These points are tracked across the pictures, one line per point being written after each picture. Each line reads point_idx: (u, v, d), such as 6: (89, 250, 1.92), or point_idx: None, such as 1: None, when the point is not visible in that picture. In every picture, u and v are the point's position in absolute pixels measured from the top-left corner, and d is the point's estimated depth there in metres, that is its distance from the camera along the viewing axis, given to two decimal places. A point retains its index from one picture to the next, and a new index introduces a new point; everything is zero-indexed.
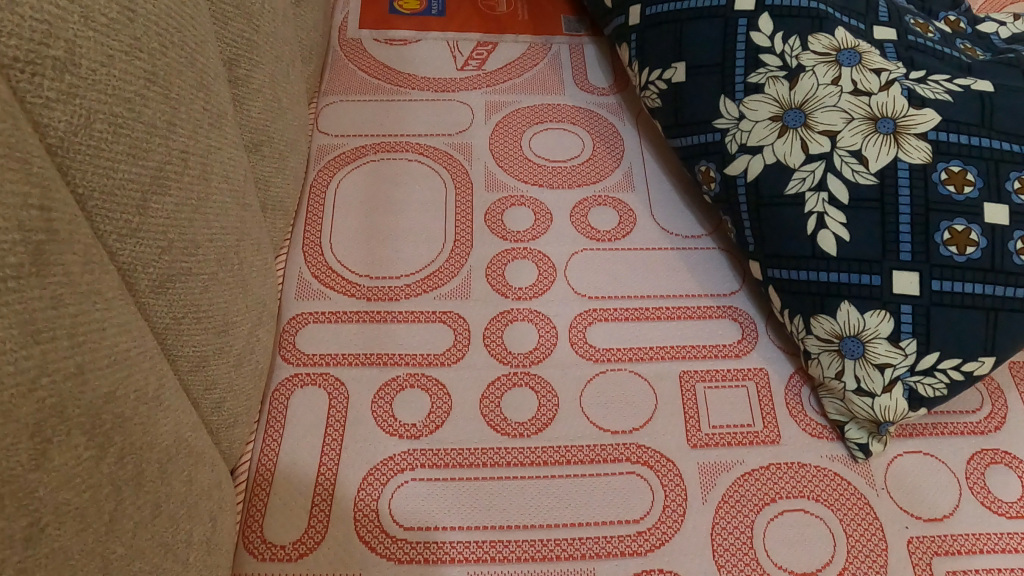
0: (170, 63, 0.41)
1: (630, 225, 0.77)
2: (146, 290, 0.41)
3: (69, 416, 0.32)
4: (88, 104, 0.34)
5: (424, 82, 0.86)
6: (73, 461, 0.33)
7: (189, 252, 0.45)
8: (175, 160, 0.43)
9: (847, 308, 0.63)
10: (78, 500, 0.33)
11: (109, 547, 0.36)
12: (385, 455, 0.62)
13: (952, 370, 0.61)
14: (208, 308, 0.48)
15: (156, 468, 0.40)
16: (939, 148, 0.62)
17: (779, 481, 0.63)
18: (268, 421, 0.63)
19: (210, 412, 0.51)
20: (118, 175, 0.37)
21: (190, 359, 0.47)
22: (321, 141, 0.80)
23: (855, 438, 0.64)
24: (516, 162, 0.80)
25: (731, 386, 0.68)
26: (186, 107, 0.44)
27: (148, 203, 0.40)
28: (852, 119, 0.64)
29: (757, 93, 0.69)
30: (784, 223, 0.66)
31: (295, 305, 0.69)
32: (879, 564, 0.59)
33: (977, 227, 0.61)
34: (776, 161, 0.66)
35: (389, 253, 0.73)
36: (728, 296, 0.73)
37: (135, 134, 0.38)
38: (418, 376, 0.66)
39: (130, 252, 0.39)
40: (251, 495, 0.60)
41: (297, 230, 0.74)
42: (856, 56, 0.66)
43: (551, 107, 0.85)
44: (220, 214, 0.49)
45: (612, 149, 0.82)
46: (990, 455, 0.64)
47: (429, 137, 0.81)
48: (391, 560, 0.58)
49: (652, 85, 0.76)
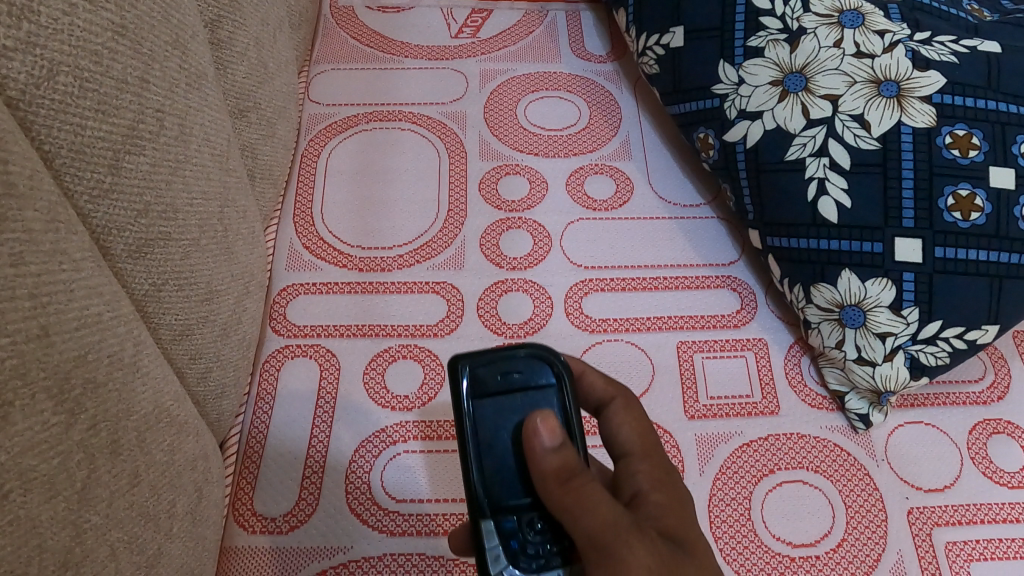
0: (140, 17, 0.40)
1: (627, 194, 0.75)
2: (122, 254, 0.40)
3: (34, 379, 0.31)
4: (49, 55, 0.33)
5: (417, 50, 0.84)
6: (39, 426, 0.32)
7: (168, 217, 0.44)
8: (149, 119, 0.41)
9: (848, 276, 0.61)
10: (46, 467, 0.32)
11: (82, 516, 0.35)
12: (378, 427, 0.61)
13: (955, 339, 0.60)
14: (191, 275, 0.47)
15: (134, 435, 0.39)
16: (943, 111, 0.61)
17: (777, 452, 0.62)
18: (258, 392, 0.62)
19: (195, 382, 0.50)
20: (86, 132, 0.36)
21: (171, 328, 0.46)
22: (312, 111, 0.78)
23: (855, 409, 0.63)
24: (511, 131, 0.78)
25: (730, 356, 0.66)
26: (161, 65, 0.42)
27: (121, 163, 0.39)
28: (854, 82, 0.63)
29: (757, 57, 0.67)
30: (784, 190, 0.64)
31: (285, 276, 0.68)
32: (879, 535, 0.58)
33: (982, 192, 0.59)
34: (776, 127, 0.65)
35: (381, 222, 0.72)
36: (728, 266, 0.71)
37: (103, 89, 0.37)
38: (411, 347, 0.65)
39: (103, 214, 0.38)
40: (240, 467, 0.59)
41: (288, 201, 0.72)
42: (859, 18, 0.64)
43: (547, 74, 0.83)
44: (201, 177, 0.48)
45: (609, 117, 0.81)
46: (992, 425, 0.63)
47: (422, 106, 0.79)
48: (383, 532, 0.57)
49: (650, 50, 0.74)
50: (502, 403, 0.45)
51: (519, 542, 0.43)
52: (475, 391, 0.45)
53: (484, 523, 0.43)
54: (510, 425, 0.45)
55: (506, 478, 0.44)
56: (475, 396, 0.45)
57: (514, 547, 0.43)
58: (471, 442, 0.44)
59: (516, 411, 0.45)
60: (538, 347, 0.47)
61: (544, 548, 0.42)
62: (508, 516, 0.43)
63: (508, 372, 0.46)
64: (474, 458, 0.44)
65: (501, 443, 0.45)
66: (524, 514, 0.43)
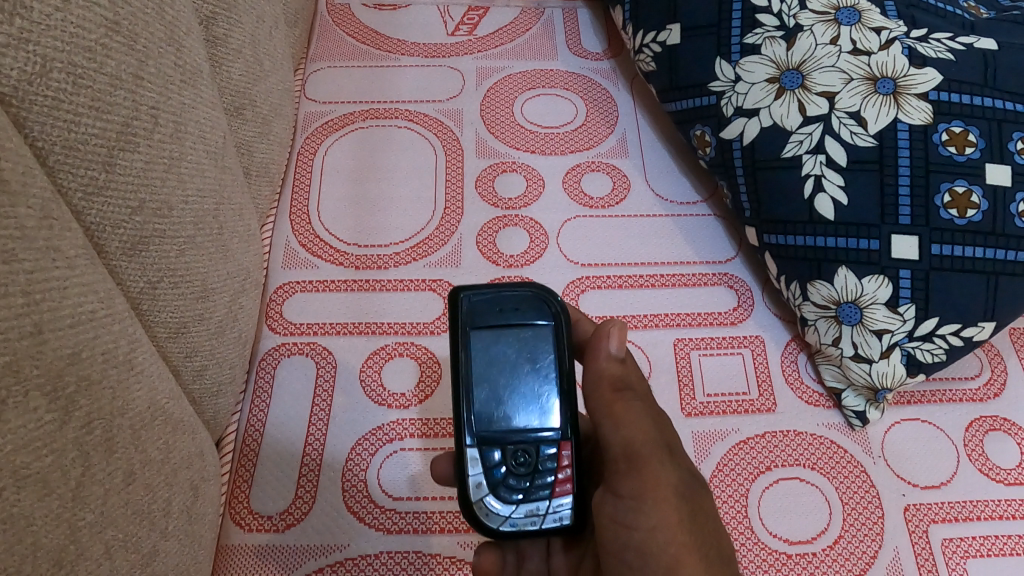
0: (134, 14, 0.40)
1: (624, 191, 0.75)
2: (116, 251, 0.40)
3: (27, 376, 0.31)
4: (43, 51, 0.33)
5: (413, 47, 0.83)
6: (33, 424, 0.32)
7: (163, 214, 0.44)
8: (144, 116, 0.41)
9: (845, 274, 0.61)
10: (40, 465, 0.32)
11: (76, 514, 0.35)
12: (374, 425, 0.61)
13: (951, 336, 0.60)
14: (186, 272, 0.47)
15: (129, 433, 0.39)
16: (939, 108, 0.61)
17: (774, 449, 0.62)
18: (254, 390, 0.62)
19: (191, 380, 0.50)
20: (80, 128, 0.36)
21: (167, 325, 0.46)
22: (308, 108, 0.78)
23: (852, 406, 0.63)
24: (507, 128, 0.78)
25: (727, 353, 0.66)
26: (155, 62, 0.42)
27: (115, 160, 0.39)
28: (850, 80, 0.63)
29: (753, 55, 0.67)
30: (781, 187, 0.64)
31: (281, 274, 0.68)
32: (876, 531, 0.59)
33: (978, 189, 0.59)
34: (773, 124, 0.65)
35: (377, 220, 0.72)
36: (724, 264, 0.71)
37: (96, 86, 0.37)
38: (407, 345, 0.65)
39: (97, 212, 0.38)
40: (237, 465, 0.59)
41: (284, 199, 0.72)
42: (855, 15, 0.64)
43: (544, 72, 0.83)
44: (196, 174, 0.48)
45: (605, 114, 0.80)
46: (989, 422, 0.63)
47: (419, 104, 0.79)
48: (380, 530, 0.57)
49: (646, 48, 0.74)
50: (496, 337, 0.48)
51: (502, 470, 0.47)
52: (472, 322, 0.48)
53: (469, 448, 0.47)
54: (502, 359, 0.48)
55: (494, 409, 0.47)
56: (472, 326, 0.48)
57: (497, 474, 0.47)
58: (463, 372, 0.47)
59: (508, 346, 0.48)
60: (536, 288, 0.50)
61: (524, 479, 0.47)
62: (491, 448, 0.47)
63: (505, 309, 0.49)
64: (465, 386, 0.47)
65: (492, 374, 0.48)
66: (508, 446, 0.47)
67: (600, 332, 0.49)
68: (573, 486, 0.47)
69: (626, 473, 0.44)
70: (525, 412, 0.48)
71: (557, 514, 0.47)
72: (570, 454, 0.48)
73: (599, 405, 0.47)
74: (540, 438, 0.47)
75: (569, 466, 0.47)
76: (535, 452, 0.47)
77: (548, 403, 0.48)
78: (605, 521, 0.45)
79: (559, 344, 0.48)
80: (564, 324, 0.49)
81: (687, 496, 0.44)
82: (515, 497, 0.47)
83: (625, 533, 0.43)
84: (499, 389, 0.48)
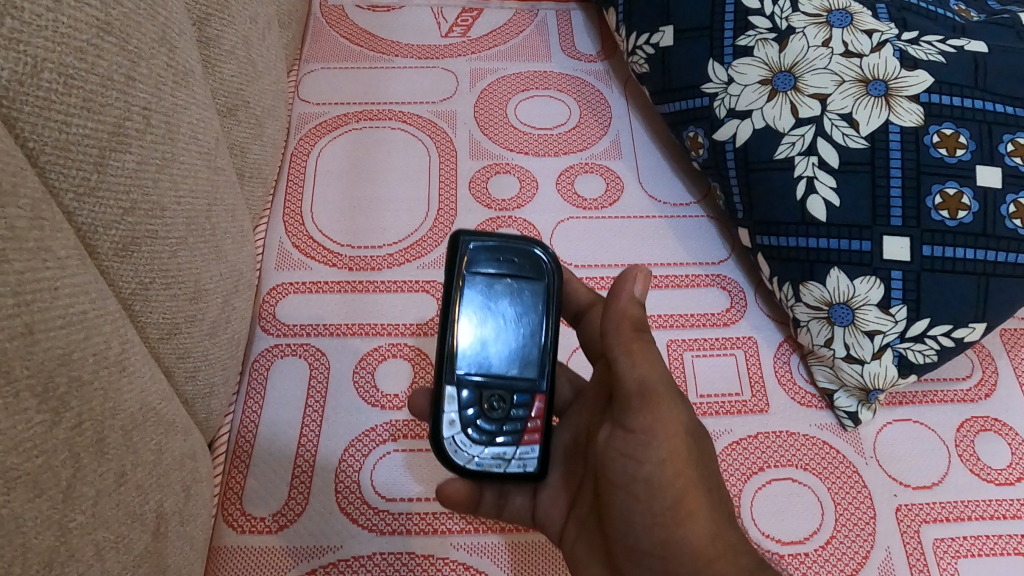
0: (126, 15, 0.40)
1: (617, 193, 0.75)
2: (108, 252, 0.40)
3: (17, 377, 0.31)
4: (33, 51, 0.33)
5: (406, 49, 0.83)
6: (23, 425, 0.32)
7: (155, 215, 0.44)
8: (137, 117, 0.41)
9: (837, 275, 0.61)
10: (30, 466, 0.32)
11: (67, 515, 0.35)
12: (368, 426, 0.61)
13: (943, 337, 0.60)
14: (179, 274, 0.47)
15: (120, 435, 0.39)
16: (930, 110, 0.61)
17: (766, 450, 0.62)
18: (247, 392, 0.62)
19: (184, 381, 0.50)
20: (72, 129, 0.36)
21: (160, 326, 0.46)
22: (302, 110, 0.78)
23: (844, 407, 0.63)
24: (501, 130, 0.78)
25: (719, 354, 0.67)
26: (147, 63, 0.42)
27: (106, 161, 0.39)
28: (842, 82, 0.63)
29: (746, 57, 0.67)
30: (773, 188, 0.64)
31: (275, 276, 0.68)
32: (868, 532, 0.59)
33: (969, 191, 0.59)
34: (765, 126, 0.65)
35: (371, 221, 0.72)
36: (717, 265, 0.72)
37: (88, 86, 0.37)
38: (401, 346, 0.65)
39: (89, 213, 0.38)
40: (229, 466, 0.59)
41: (277, 200, 0.72)
42: (847, 17, 0.65)
43: (537, 74, 0.83)
44: (188, 175, 0.48)
45: (599, 116, 0.81)
46: (980, 423, 0.63)
47: (413, 105, 0.79)
48: (372, 531, 0.57)
49: (640, 50, 0.74)
50: (489, 284, 0.50)
51: (475, 412, 0.48)
52: (469, 265, 0.50)
53: (446, 386, 0.48)
54: (492, 306, 0.50)
55: (476, 353, 0.49)
56: (468, 269, 0.50)
57: (469, 416, 0.48)
58: (452, 312, 0.49)
59: (500, 295, 0.50)
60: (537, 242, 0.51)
61: (495, 423, 0.48)
62: (467, 389, 0.49)
63: (503, 258, 0.50)
64: (452, 325, 0.49)
65: (479, 320, 0.49)
66: (483, 390, 0.49)
67: (622, 276, 0.47)
68: (541, 437, 0.49)
69: (638, 410, 0.44)
70: (505, 359, 0.49)
71: (522, 461, 0.48)
72: (543, 407, 0.49)
73: (615, 343, 0.45)
74: (517, 387, 0.49)
75: (540, 418, 0.49)
76: (509, 399, 0.49)
77: (529, 356, 0.49)
78: (612, 455, 0.46)
79: (549, 300, 0.50)
80: (557, 281, 0.50)
81: (693, 431, 0.46)
82: (483, 440, 0.48)
83: (633, 466, 0.44)
84: (485, 334, 0.49)
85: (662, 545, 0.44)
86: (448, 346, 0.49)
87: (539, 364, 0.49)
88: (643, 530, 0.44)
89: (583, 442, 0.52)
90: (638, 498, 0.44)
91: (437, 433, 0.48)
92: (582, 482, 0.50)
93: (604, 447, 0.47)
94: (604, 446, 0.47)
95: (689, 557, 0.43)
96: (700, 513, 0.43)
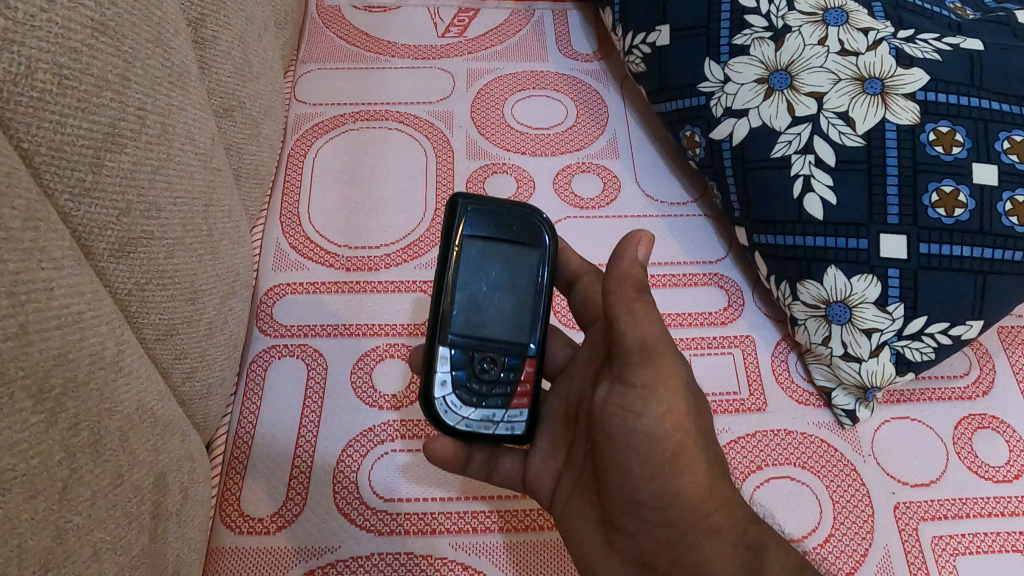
0: (120, 15, 0.40)
1: (614, 193, 0.75)
2: (104, 253, 0.40)
3: (12, 378, 0.31)
4: (27, 52, 0.33)
5: (403, 49, 0.83)
6: (18, 426, 0.32)
7: (150, 215, 0.44)
8: (131, 117, 0.41)
9: (834, 273, 0.61)
10: (26, 467, 0.32)
11: (63, 516, 0.35)
12: (365, 427, 0.61)
13: (940, 335, 0.60)
14: (175, 274, 0.47)
15: (116, 435, 0.39)
16: (926, 108, 0.61)
17: (764, 448, 0.62)
18: (245, 392, 0.62)
19: (181, 382, 0.50)
20: (66, 130, 0.36)
21: (156, 327, 0.46)
22: (298, 110, 0.78)
23: (842, 405, 0.63)
24: (498, 130, 0.78)
25: (717, 353, 0.67)
26: (142, 63, 0.42)
27: (101, 161, 0.39)
28: (839, 80, 0.63)
29: (742, 55, 0.67)
30: (770, 187, 0.64)
31: (272, 276, 0.68)
32: (866, 530, 0.59)
33: (965, 188, 0.59)
34: (761, 125, 0.65)
35: (368, 222, 0.72)
36: (715, 264, 0.72)
37: (82, 87, 0.37)
38: (399, 346, 0.65)
39: (84, 213, 0.38)
40: (227, 467, 0.59)
41: (274, 201, 0.72)
42: (843, 16, 0.65)
43: (534, 73, 0.83)
44: (184, 176, 0.48)
45: (596, 115, 0.81)
46: (978, 420, 0.63)
47: (410, 105, 0.79)
48: (370, 532, 0.57)
49: (636, 49, 0.74)
50: (484, 249, 0.52)
51: (466, 373, 0.51)
52: (467, 229, 0.52)
53: (439, 347, 0.51)
54: (487, 270, 0.52)
55: (470, 316, 0.52)
56: (465, 232, 0.52)
57: (460, 377, 0.51)
58: (448, 274, 0.51)
59: (494, 260, 0.52)
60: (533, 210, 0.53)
61: (485, 385, 0.51)
62: (459, 350, 0.51)
63: (499, 224, 0.52)
64: (447, 287, 0.51)
65: (474, 283, 0.52)
66: (474, 352, 0.52)
67: (627, 236, 0.49)
68: (529, 401, 0.52)
69: (640, 364, 0.47)
70: (497, 323, 0.52)
71: (509, 424, 0.51)
72: (532, 371, 0.52)
73: (618, 302, 0.48)
74: (507, 351, 0.52)
75: (529, 383, 0.52)
76: (499, 363, 0.52)
77: (521, 321, 0.52)
78: (611, 410, 0.48)
79: (542, 267, 0.52)
80: (552, 250, 0.53)
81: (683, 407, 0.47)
82: (473, 400, 0.51)
83: (633, 419, 0.47)
84: (479, 297, 0.52)
85: (661, 494, 0.47)
86: (442, 308, 0.51)
87: (530, 329, 0.52)
88: (643, 483, 0.47)
89: (574, 408, 0.54)
90: (638, 450, 0.47)
91: (429, 391, 0.51)
92: (573, 446, 0.54)
93: (603, 402, 0.49)
94: (602, 402, 0.49)
95: (686, 506, 0.48)
96: (697, 465, 0.48)
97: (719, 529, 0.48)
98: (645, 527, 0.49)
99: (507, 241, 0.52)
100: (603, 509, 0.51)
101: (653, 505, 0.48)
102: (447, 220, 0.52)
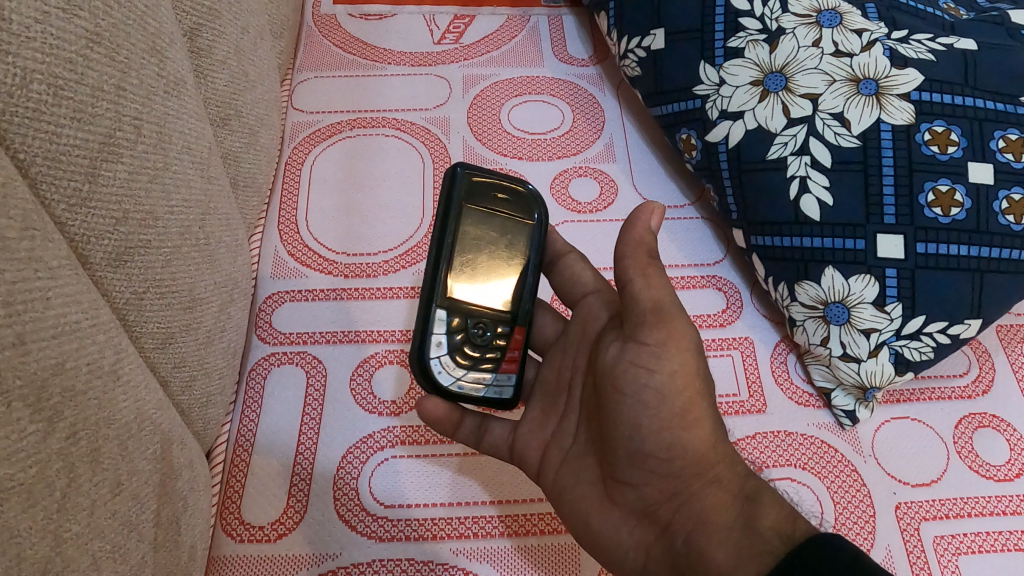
0: (115, 26, 0.40)
1: (611, 197, 0.75)
2: (101, 262, 0.40)
3: (10, 387, 0.31)
4: (22, 63, 0.33)
5: (399, 56, 0.84)
6: (16, 435, 0.32)
7: (148, 224, 0.44)
8: (127, 127, 0.41)
9: (832, 274, 0.61)
10: (24, 476, 0.32)
11: (61, 525, 0.35)
12: (366, 433, 0.61)
13: (939, 334, 0.60)
14: (173, 282, 0.47)
15: (115, 444, 0.39)
16: (921, 108, 0.61)
17: (765, 449, 0.62)
18: (245, 401, 0.62)
19: (180, 391, 0.50)
20: (63, 139, 0.36)
21: (155, 335, 0.46)
22: (296, 118, 0.78)
23: (842, 406, 0.63)
24: (495, 135, 0.78)
25: (716, 355, 0.67)
26: (137, 74, 0.42)
27: (98, 171, 0.39)
28: (833, 81, 0.63)
29: (737, 58, 0.67)
30: (765, 188, 0.64)
31: (271, 284, 0.68)
32: (868, 530, 0.59)
33: (961, 188, 0.59)
34: (757, 126, 0.65)
35: (365, 229, 0.72)
36: (713, 266, 0.72)
37: (78, 97, 0.37)
38: (398, 352, 0.65)
39: (81, 223, 0.38)
40: (228, 475, 0.59)
41: (273, 209, 0.72)
42: (837, 18, 0.65)
43: (530, 79, 0.83)
44: (180, 185, 0.48)
45: (592, 120, 0.81)
46: (978, 419, 0.63)
47: (406, 112, 0.80)
48: (372, 539, 0.57)
49: (631, 53, 0.74)
50: (480, 218, 0.53)
51: (461, 337, 0.52)
52: (464, 196, 0.53)
53: (436, 310, 0.52)
54: (482, 238, 0.53)
55: (464, 282, 0.53)
56: (463, 201, 0.53)
57: (455, 341, 0.52)
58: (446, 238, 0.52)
59: (490, 230, 0.54)
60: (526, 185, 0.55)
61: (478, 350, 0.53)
62: (454, 315, 0.52)
63: (495, 196, 0.54)
64: (446, 251, 0.52)
65: (470, 250, 0.53)
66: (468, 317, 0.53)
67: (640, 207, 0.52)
68: (517, 367, 0.54)
69: (653, 324, 0.48)
70: (489, 291, 0.54)
71: (499, 389, 0.53)
72: (520, 339, 0.54)
73: (631, 267, 0.50)
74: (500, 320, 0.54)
75: (518, 350, 0.54)
76: (492, 330, 0.53)
77: (510, 290, 0.54)
78: (623, 364, 0.49)
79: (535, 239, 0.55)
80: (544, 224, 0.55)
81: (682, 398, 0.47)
82: (466, 364, 0.53)
83: (646, 374, 0.48)
84: (474, 265, 0.53)
85: (667, 447, 0.48)
86: (440, 271, 0.52)
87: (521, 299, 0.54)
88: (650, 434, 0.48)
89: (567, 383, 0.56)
90: (648, 404, 0.47)
91: (426, 354, 0.51)
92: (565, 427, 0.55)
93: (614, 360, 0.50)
94: (613, 359, 0.50)
95: (692, 465, 0.48)
96: (704, 421, 0.48)
97: (720, 480, 0.48)
98: (651, 484, 0.49)
99: (502, 213, 0.54)
100: (606, 471, 0.51)
101: (659, 457, 0.48)
102: (445, 187, 0.53)
